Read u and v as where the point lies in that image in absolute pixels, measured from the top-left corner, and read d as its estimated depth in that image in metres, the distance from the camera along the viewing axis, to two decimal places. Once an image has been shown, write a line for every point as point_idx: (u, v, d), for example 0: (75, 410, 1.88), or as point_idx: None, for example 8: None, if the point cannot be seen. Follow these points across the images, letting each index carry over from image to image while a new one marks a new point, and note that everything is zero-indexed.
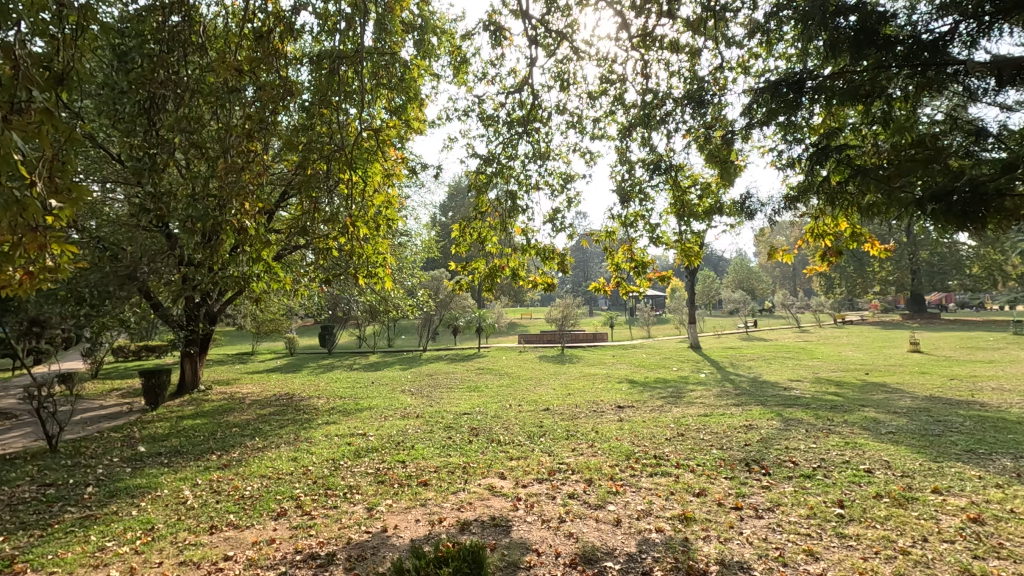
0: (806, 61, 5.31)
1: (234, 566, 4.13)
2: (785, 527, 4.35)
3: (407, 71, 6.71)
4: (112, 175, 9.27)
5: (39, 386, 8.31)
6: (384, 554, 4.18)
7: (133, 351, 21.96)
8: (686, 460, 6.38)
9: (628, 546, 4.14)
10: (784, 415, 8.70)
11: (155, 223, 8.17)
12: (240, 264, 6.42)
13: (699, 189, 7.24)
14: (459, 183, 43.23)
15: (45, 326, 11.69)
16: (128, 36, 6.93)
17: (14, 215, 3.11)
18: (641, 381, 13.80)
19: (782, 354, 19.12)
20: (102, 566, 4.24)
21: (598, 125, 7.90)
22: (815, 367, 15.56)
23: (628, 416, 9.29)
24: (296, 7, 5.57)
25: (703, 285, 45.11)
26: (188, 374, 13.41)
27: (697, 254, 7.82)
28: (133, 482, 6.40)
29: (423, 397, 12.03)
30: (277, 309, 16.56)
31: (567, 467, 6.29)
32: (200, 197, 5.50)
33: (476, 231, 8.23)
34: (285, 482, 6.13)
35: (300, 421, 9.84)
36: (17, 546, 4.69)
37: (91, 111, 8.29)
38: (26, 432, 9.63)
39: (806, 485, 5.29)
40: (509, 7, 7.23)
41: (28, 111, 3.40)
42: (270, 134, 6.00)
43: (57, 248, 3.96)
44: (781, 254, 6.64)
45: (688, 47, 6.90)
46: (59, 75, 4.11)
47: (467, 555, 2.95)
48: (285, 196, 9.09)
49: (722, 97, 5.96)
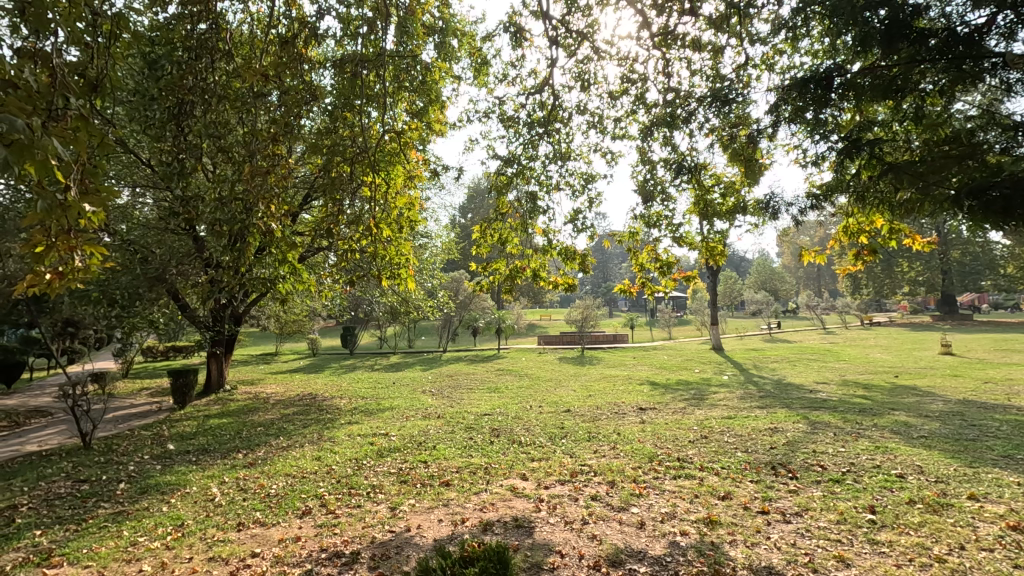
0: (834, 57, 5.20)
1: (261, 563, 4.19)
2: (814, 533, 4.26)
3: (427, 74, 6.75)
4: (142, 180, 9.52)
5: (74, 386, 8.50)
6: (408, 554, 4.20)
7: (162, 352, 22.57)
8: (710, 463, 6.29)
9: (654, 549, 4.10)
10: (811, 418, 8.52)
11: (184, 225, 8.37)
12: (267, 265, 6.54)
13: (722, 189, 7.15)
14: (478, 184, 43.50)
15: (78, 326, 12.06)
16: (158, 44, 7.12)
17: (55, 218, 3.21)
18: (663, 383, 13.68)
19: (807, 356, 18.77)
20: (134, 561, 4.34)
21: (619, 125, 7.87)
22: (842, 370, 15.19)
23: (651, 418, 9.21)
24: (320, 12, 5.65)
25: (725, 285, 44.48)
26: (214, 374, 13.69)
27: (722, 254, 7.71)
28: (163, 479, 6.57)
29: (444, 398, 12.09)
30: (301, 310, 16.81)
31: (589, 468, 6.26)
32: (227, 200, 5.61)
33: (498, 232, 8.28)
34: (310, 481, 6.20)
35: (323, 420, 9.96)
36: (53, 540, 4.83)
37: (122, 118, 8.54)
38: (60, 431, 9.86)
39: (835, 490, 5.18)
40: (529, 8, 7.25)
41: (64, 117, 3.48)
42: (295, 137, 6.10)
43: (89, 250, 4.06)
44: (811, 254, 6.49)
45: (710, 45, 6.82)
46: (90, 81, 4.23)
47: (494, 555, 2.95)
48: (310, 198, 9.24)
49: (747, 95, 5.88)
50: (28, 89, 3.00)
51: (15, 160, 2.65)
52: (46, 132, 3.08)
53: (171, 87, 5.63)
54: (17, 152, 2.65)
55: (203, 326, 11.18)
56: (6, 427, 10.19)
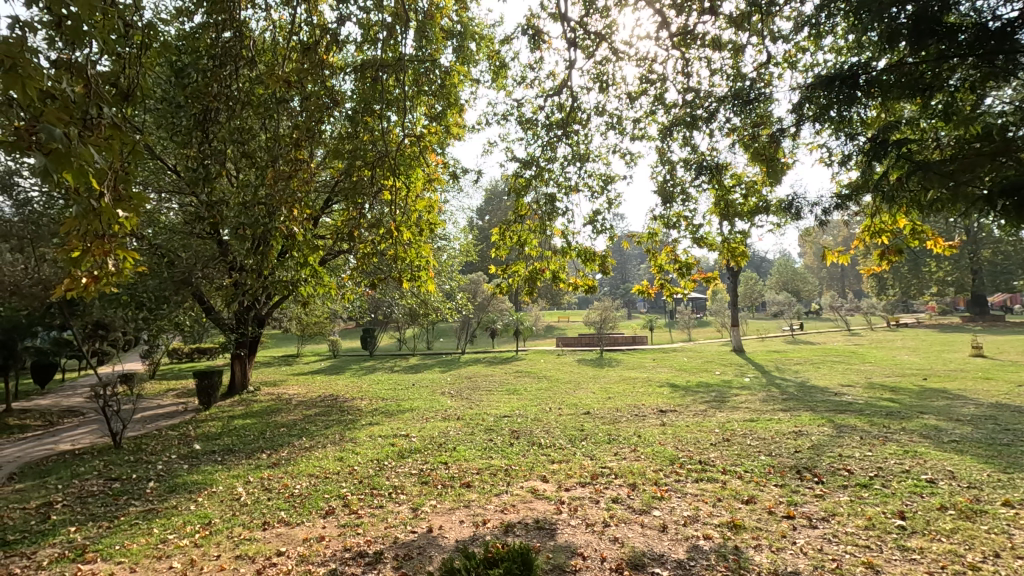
0: (861, 53, 5.11)
1: (287, 561, 4.26)
2: (842, 538, 4.19)
3: (446, 77, 6.78)
4: (169, 186, 9.73)
5: (105, 386, 8.72)
6: (431, 554, 4.24)
7: (187, 353, 23.12)
8: (733, 466, 6.22)
9: (676, 553, 4.07)
10: (837, 421, 8.37)
11: (208, 229, 8.55)
12: (289, 268, 6.66)
13: (743, 189, 7.08)
14: (496, 187, 43.64)
15: (108, 329, 12.36)
16: (184, 53, 7.28)
17: (90, 222, 3.32)
18: (683, 385, 13.51)
19: (831, 358, 18.41)
20: (164, 558, 4.45)
21: (638, 125, 7.82)
22: (869, 372, 14.90)
23: (671, 420, 9.13)
24: (341, 18, 5.72)
25: (746, 286, 43.86)
26: (238, 375, 13.94)
27: (744, 254, 7.62)
28: (191, 478, 6.70)
29: (463, 400, 12.15)
30: (321, 313, 17.03)
31: (610, 471, 6.23)
32: (252, 205, 5.72)
33: (516, 234, 8.31)
34: (333, 482, 6.28)
35: (345, 421, 10.11)
36: (88, 536, 4.97)
37: (150, 125, 8.76)
38: (92, 430, 10.13)
39: (862, 495, 5.08)
40: (547, 10, 7.25)
41: (97, 126, 3.58)
42: (317, 142, 6.18)
43: (121, 255, 4.18)
44: (834, 254, 6.38)
45: (730, 44, 6.75)
46: (123, 91, 4.36)
47: (517, 556, 2.96)
48: (330, 202, 9.39)
49: (769, 94, 5.81)
50: (65, 100, 3.10)
51: (54, 168, 2.74)
52: (83, 141, 3.18)
53: (197, 95, 5.74)
54: (55, 161, 2.75)
55: (227, 329, 11.40)
56: (41, 427, 10.52)
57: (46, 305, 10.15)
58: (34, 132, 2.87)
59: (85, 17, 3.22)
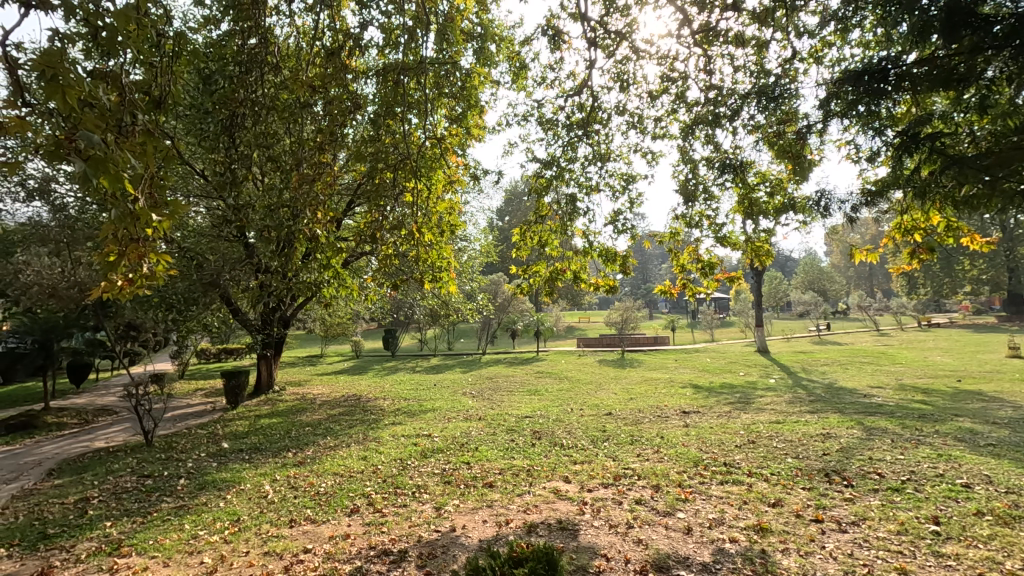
0: (892, 46, 4.99)
1: (314, 558, 4.34)
2: (873, 543, 4.10)
3: (467, 79, 6.84)
4: (198, 190, 9.96)
5: (136, 386, 8.94)
6: (455, 553, 4.25)
7: (214, 354, 23.61)
8: (759, 468, 6.12)
9: (701, 556, 4.02)
10: (866, 423, 8.20)
11: (235, 233, 8.73)
12: (313, 270, 6.76)
13: (768, 187, 6.97)
14: (516, 187, 43.66)
15: (139, 330, 12.69)
16: (212, 59, 7.43)
17: (126, 227, 3.39)
18: (707, 386, 13.33)
19: (860, 359, 18.00)
20: (196, 553, 4.56)
21: (659, 124, 7.78)
22: (899, 373, 14.51)
23: (695, 421, 9.03)
24: (364, 23, 5.80)
25: (770, 286, 43.13)
26: (264, 375, 14.20)
27: (768, 254, 7.51)
28: (220, 476, 6.84)
29: (485, 400, 12.23)
30: (344, 313, 17.23)
31: (633, 472, 6.19)
32: (276, 208, 5.82)
33: (537, 235, 8.32)
34: (357, 480, 6.38)
35: (368, 421, 10.21)
36: (123, 531, 5.12)
37: (179, 130, 8.97)
38: (125, 429, 10.42)
39: (894, 499, 4.96)
40: (568, 10, 7.23)
41: (132, 133, 3.68)
42: (340, 145, 6.26)
43: (154, 258, 4.28)
44: (863, 253, 6.22)
45: (754, 40, 6.66)
46: (155, 98, 4.48)
47: (542, 556, 2.96)
48: (353, 205, 9.53)
49: (795, 91, 5.72)
50: (102, 108, 3.20)
51: (92, 173, 2.82)
52: (119, 147, 3.28)
53: (224, 101, 5.87)
54: (94, 166, 2.84)
55: (253, 330, 11.63)
56: (77, 424, 10.87)
57: (81, 307, 10.48)
58: (72, 139, 2.95)
59: (121, 28, 3.32)
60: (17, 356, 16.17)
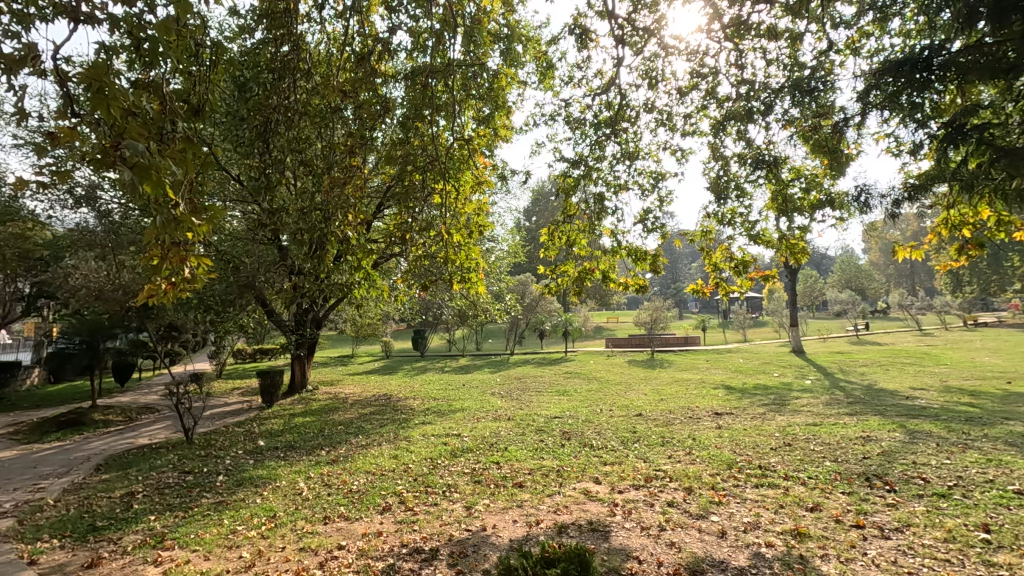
0: (936, 33, 4.80)
1: (348, 555, 4.41)
2: (918, 551, 3.95)
3: (494, 80, 6.86)
4: (234, 194, 10.25)
5: (177, 384, 9.22)
6: (485, 553, 4.27)
7: (249, 354, 24.26)
8: (796, 472, 5.96)
9: (737, 560, 3.94)
10: (909, 426, 7.90)
11: (269, 236, 8.94)
12: (344, 272, 6.88)
13: (803, 183, 6.79)
14: (543, 188, 43.57)
15: (179, 331, 13.09)
16: (246, 68, 7.62)
17: (169, 232, 3.48)
18: (739, 387, 13.05)
19: (902, 360, 17.34)
20: (235, 547, 4.69)
21: (689, 121, 7.67)
22: (944, 375, 13.92)
23: (728, 423, 8.87)
24: (392, 27, 5.87)
25: (805, 285, 41.99)
26: (298, 375, 14.52)
27: (804, 251, 7.31)
28: (256, 473, 7.03)
29: (513, 400, 12.24)
30: (374, 314, 17.47)
31: (664, 474, 6.10)
32: (309, 211, 5.94)
33: (565, 234, 8.26)
34: (388, 479, 6.46)
35: (398, 420, 10.32)
36: (166, 525, 5.31)
37: (216, 137, 9.24)
38: (166, 426, 10.80)
39: (940, 505, 4.76)
40: (594, 8, 7.18)
41: (173, 140, 3.80)
42: (370, 148, 6.35)
43: (194, 261, 4.40)
44: (907, 250, 5.99)
45: (788, 32, 6.50)
46: (194, 107, 4.62)
47: (574, 556, 2.95)
48: (383, 207, 9.66)
49: (831, 83, 5.54)
50: (145, 116, 3.31)
51: (138, 180, 2.91)
52: (161, 154, 3.38)
53: (259, 107, 6.02)
54: (139, 174, 2.93)
55: (287, 330, 11.89)
56: (122, 422, 11.31)
57: (124, 309, 10.86)
58: (118, 148, 3.05)
59: (161, 39, 3.43)
60: (67, 356, 16.92)
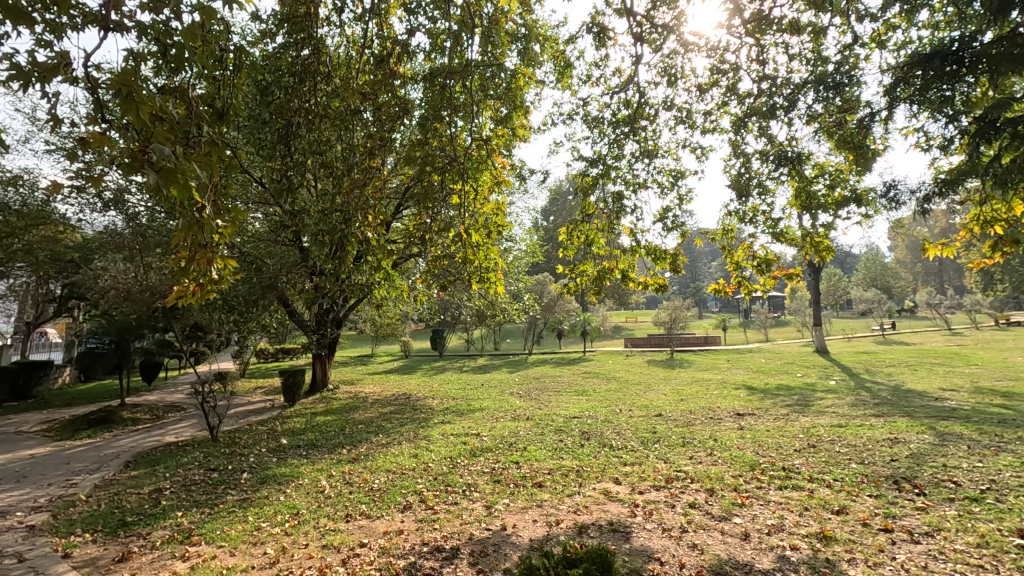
0: (967, 24, 4.67)
1: (369, 553, 4.45)
2: (950, 556, 3.84)
3: (511, 80, 6.87)
4: (256, 196, 10.42)
5: (202, 383, 9.39)
6: (506, 552, 4.29)
7: (272, 354, 24.66)
8: (821, 474, 5.85)
9: (761, 563, 3.89)
10: (939, 428, 7.69)
11: (290, 237, 9.06)
12: (365, 272, 6.94)
13: (827, 179, 6.66)
14: (560, 187, 43.46)
15: (205, 331, 13.34)
16: (268, 72, 7.74)
17: (195, 234, 3.54)
18: (762, 388, 12.84)
19: (931, 360, 16.88)
20: (259, 544, 4.77)
21: (709, 119, 7.60)
22: (976, 376, 13.53)
23: (750, 423, 8.74)
24: (411, 29, 5.91)
25: (828, 284, 41.17)
26: (319, 374, 14.71)
27: (830, 249, 7.16)
28: (279, 471, 7.14)
29: (532, 400, 12.23)
30: (393, 313, 17.59)
31: (685, 475, 6.04)
32: (329, 212, 5.99)
33: (584, 234, 8.22)
34: (409, 477, 6.52)
35: (418, 420, 10.38)
36: (193, 520, 5.42)
37: (239, 140, 9.41)
38: (192, 424, 11.03)
39: (973, 510, 4.63)
40: (612, 6, 7.14)
41: (200, 144, 3.87)
42: (389, 150, 6.39)
43: (220, 262, 4.47)
44: (938, 247, 5.82)
45: (811, 26, 6.39)
46: (218, 111, 4.71)
47: (596, 557, 2.94)
48: (402, 208, 9.72)
49: (856, 77, 5.44)
50: (171, 121, 3.37)
51: (164, 184, 2.97)
52: (187, 158, 3.45)
53: (281, 111, 6.14)
54: (165, 178, 2.98)
55: (309, 330, 12.05)
56: (149, 420, 11.58)
57: (152, 310, 11.10)
58: (145, 152, 3.11)
59: (187, 45, 3.50)
60: (97, 356, 17.37)
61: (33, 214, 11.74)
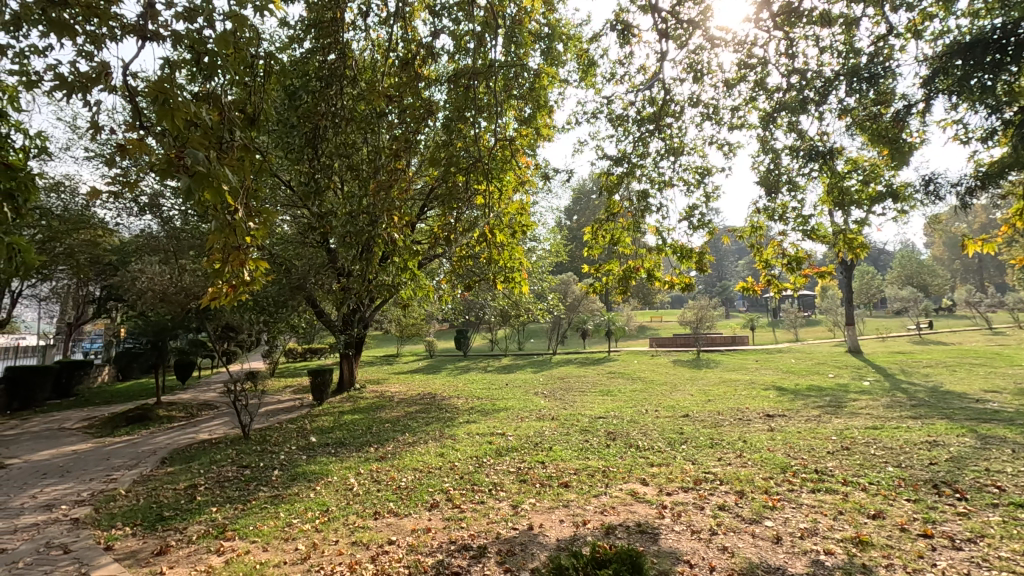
0: (1009, 11, 4.50)
1: (398, 550, 4.51)
2: (994, 563, 3.70)
3: (535, 80, 6.86)
4: (284, 198, 10.63)
5: (234, 382, 9.58)
6: (533, 551, 4.29)
7: (300, 354, 25.09)
8: (855, 477, 5.69)
9: (795, 567, 3.81)
10: (980, 431, 7.42)
11: (318, 238, 9.22)
12: (391, 273, 7.01)
13: (861, 174, 6.49)
14: (583, 186, 43.21)
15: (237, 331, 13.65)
16: (296, 77, 7.88)
17: (227, 237, 3.61)
18: (792, 389, 12.55)
19: (970, 361, 16.30)
20: (291, 540, 4.87)
21: (736, 114, 7.47)
22: (1018, 377, 13.02)
23: (780, 425, 8.56)
24: (435, 31, 5.95)
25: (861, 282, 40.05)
26: (346, 374, 14.95)
27: (862, 246, 6.97)
28: (309, 468, 7.27)
29: (557, 400, 12.19)
30: (418, 313, 17.75)
31: (714, 476, 5.95)
32: (356, 214, 6.06)
33: (609, 233, 8.18)
34: (435, 476, 6.57)
35: (443, 419, 10.45)
36: (226, 516, 5.56)
37: (268, 144, 9.61)
38: (224, 422, 11.30)
39: (1018, 515, 4.45)
40: (637, 3, 7.08)
41: (232, 149, 3.96)
42: (414, 152, 6.44)
43: (252, 264, 4.56)
44: (977, 244, 5.61)
45: (842, 18, 6.23)
46: (250, 117, 4.81)
47: (626, 558, 2.91)
48: (426, 208, 9.79)
49: (891, 69, 5.29)
50: (205, 127, 3.46)
51: (196, 187, 3.05)
52: (220, 162, 3.53)
53: (309, 115, 6.25)
54: (198, 181, 3.05)
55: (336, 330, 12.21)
56: (185, 418, 11.91)
57: (186, 310, 11.41)
58: (180, 157, 3.19)
59: (221, 52, 3.60)
60: (135, 355, 17.90)
61: (74, 219, 12.15)
